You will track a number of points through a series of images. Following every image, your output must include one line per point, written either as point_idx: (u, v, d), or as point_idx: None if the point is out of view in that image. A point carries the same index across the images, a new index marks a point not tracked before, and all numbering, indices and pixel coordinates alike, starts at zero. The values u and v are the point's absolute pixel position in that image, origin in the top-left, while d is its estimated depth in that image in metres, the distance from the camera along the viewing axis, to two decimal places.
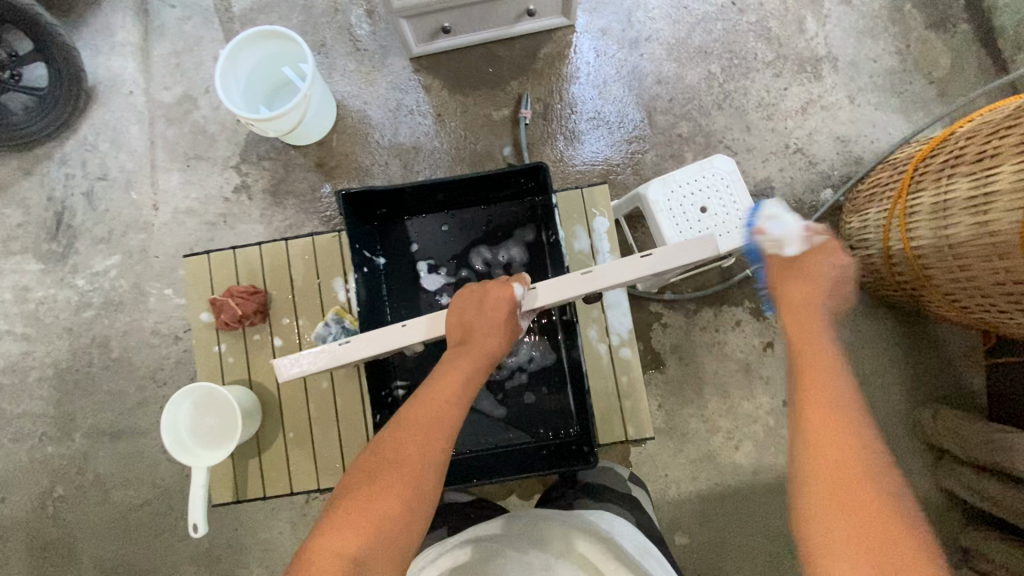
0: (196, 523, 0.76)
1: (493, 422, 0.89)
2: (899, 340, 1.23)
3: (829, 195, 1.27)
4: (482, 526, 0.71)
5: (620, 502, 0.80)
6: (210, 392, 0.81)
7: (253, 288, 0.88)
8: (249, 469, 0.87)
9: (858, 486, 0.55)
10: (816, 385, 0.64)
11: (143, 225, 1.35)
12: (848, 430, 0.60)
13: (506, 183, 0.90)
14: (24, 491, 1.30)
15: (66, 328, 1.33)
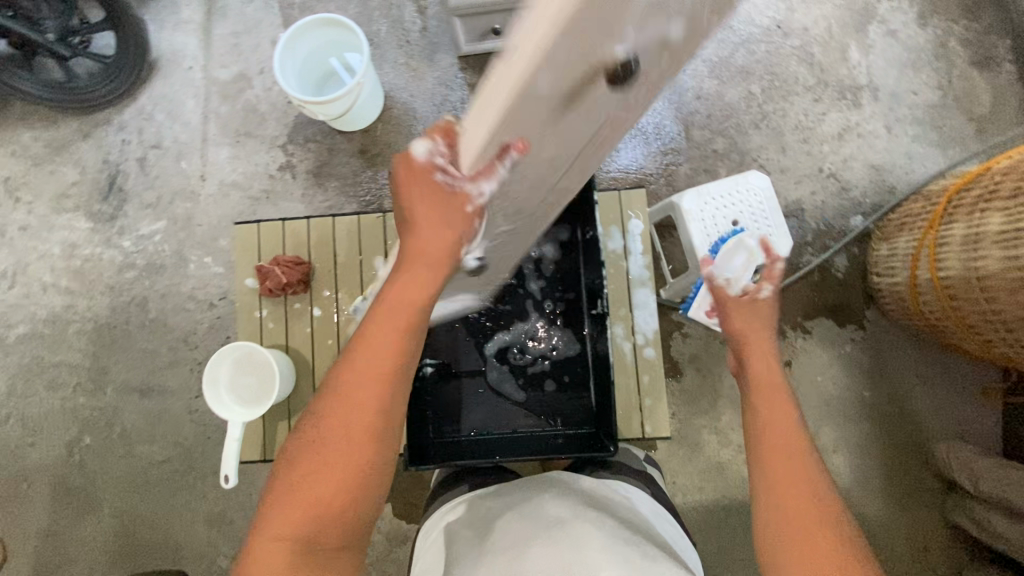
0: (228, 474, 0.80)
1: (514, 407, 0.91)
2: (918, 370, 1.23)
3: (859, 221, 1.28)
4: (484, 490, 0.77)
5: (631, 471, 0.80)
6: (252, 351, 0.86)
7: (298, 259, 0.92)
8: (279, 430, 0.90)
9: (804, 495, 0.61)
10: (772, 423, 0.66)
11: (190, 194, 1.41)
12: (800, 468, 0.63)
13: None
14: (53, 438, 1.36)
15: (109, 286, 1.39)
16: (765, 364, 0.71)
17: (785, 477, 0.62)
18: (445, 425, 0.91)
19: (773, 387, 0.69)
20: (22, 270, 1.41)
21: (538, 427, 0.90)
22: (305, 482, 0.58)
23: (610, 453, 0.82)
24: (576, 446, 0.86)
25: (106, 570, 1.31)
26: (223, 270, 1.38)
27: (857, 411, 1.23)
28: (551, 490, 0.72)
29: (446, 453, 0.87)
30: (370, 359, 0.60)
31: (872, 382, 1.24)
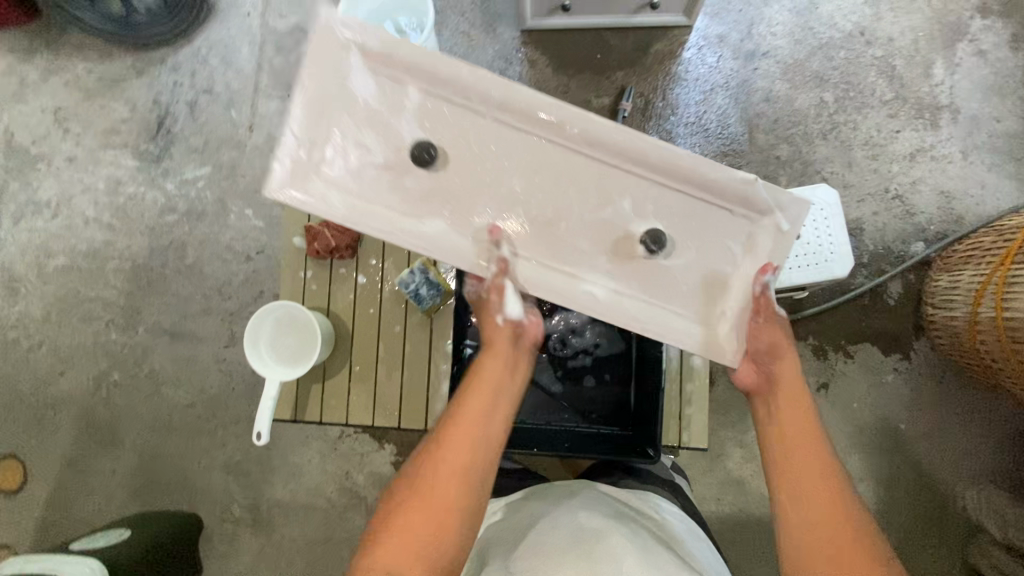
0: (261, 431, 0.79)
1: (549, 398, 0.89)
2: (959, 408, 1.19)
3: (920, 248, 1.23)
4: (520, 497, 0.78)
5: (659, 482, 0.81)
6: (295, 311, 0.85)
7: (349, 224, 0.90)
8: (312, 392, 0.90)
9: (836, 514, 0.62)
10: (796, 454, 0.66)
11: (237, 143, 1.40)
12: (827, 494, 0.63)
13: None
14: (83, 369, 1.38)
15: (149, 227, 1.40)
16: (791, 402, 0.69)
17: (811, 503, 0.63)
18: None
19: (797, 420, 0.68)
20: (66, 201, 1.42)
21: (573, 422, 0.88)
22: (404, 520, 0.61)
23: (654, 456, 0.80)
24: (612, 444, 0.83)
25: (123, 504, 1.34)
26: (263, 224, 1.37)
27: (891, 443, 1.20)
28: (580, 498, 0.71)
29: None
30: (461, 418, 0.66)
31: (909, 415, 1.20)
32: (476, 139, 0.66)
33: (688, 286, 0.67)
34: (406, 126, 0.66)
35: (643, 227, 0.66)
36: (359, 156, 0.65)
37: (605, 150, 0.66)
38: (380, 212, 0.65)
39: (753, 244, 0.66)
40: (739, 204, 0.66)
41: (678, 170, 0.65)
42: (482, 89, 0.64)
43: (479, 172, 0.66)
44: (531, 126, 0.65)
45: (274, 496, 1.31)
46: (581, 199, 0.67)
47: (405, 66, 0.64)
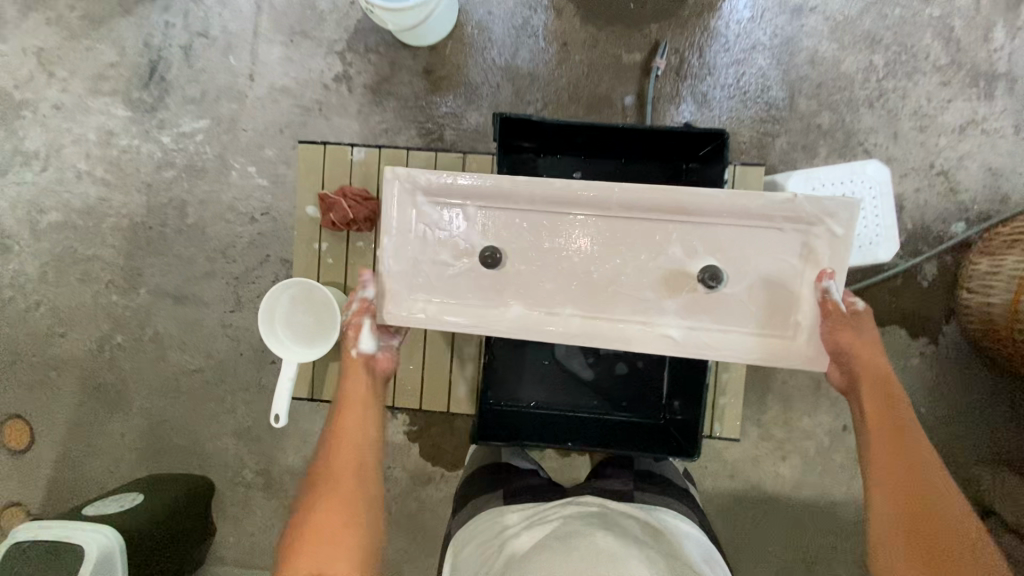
0: (279, 415, 0.76)
1: (579, 384, 0.87)
2: (982, 393, 1.17)
3: (960, 229, 1.17)
4: (503, 511, 0.73)
5: (677, 490, 0.78)
6: (308, 289, 0.81)
7: (368, 195, 0.87)
8: (327, 371, 0.91)
9: (920, 485, 0.71)
10: (882, 446, 0.73)
11: (237, 94, 1.30)
12: (914, 479, 0.71)
13: (678, 141, 0.85)
14: (85, 331, 1.34)
15: (146, 183, 1.31)
16: (873, 394, 0.75)
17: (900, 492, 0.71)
18: (503, 396, 0.86)
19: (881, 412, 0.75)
20: (56, 153, 1.33)
21: (599, 409, 0.87)
22: (320, 528, 0.70)
23: (692, 454, 0.78)
24: (648, 437, 0.83)
25: (133, 466, 1.33)
26: (267, 183, 1.29)
27: None
28: (575, 513, 0.67)
29: (503, 422, 0.84)
30: (344, 430, 0.77)
31: (931, 399, 1.18)
32: (536, 230, 0.75)
33: (754, 306, 0.74)
34: (469, 235, 0.76)
35: (701, 263, 0.74)
36: (441, 268, 0.76)
37: (649, 212, 0.74)
38: (469, 302, 0.76)
39: (810, 251, 0.73)
40: (789, 218, 0.72)
41: (720, 207, 0.73)
42: (528, 191, 0.74)
43: (549, 262, 0.75)
44: (581, 208, 0.75)
45: (285, 461, 1.31)
46: (641, 266, 0.75)
47: (458, 192, 0.75)
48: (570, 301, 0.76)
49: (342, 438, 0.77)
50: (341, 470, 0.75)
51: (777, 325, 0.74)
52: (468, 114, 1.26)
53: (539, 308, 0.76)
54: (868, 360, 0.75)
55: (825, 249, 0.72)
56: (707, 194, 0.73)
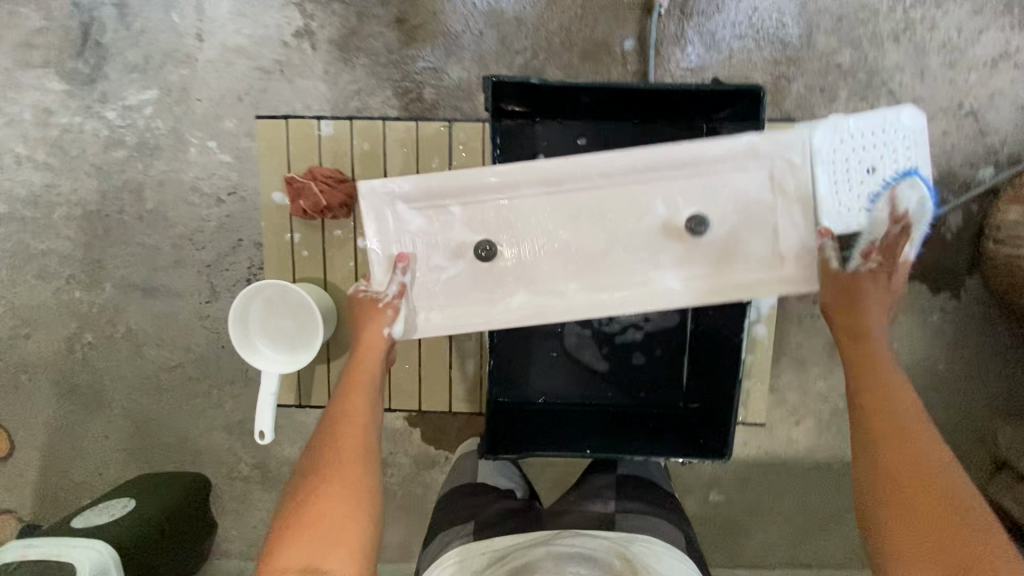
0: (264, 432, 0.70)
1: (592, 375, 0.88)
2: (1001, 346, 1.13)
3: (988, 174, 1.09)
4: (462, 554, 0.68)
5: (660, 505, 0.76)
6: (285, 290, 0.73)
7: (340, 176, 0.83)
8: (315, 375, 0.88)
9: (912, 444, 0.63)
10: (875, 401, 0.67)
11: (185, 59, 1.15)
12: (912, 440, 0.63)
13: (699, 101, 0.81)
14: (51, 331, 1.24)
15: (95, 166, 1.18)
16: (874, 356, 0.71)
17: (892, 448, 0.63)
18: (513, 394, 0.87)
19: (883, 372, 0.69)
20: None
21: (614, 399, 0.87)
22: (321, 515, 0.61)
23: (724, 455, 0.81)
24: (669, 428, 0.85)
25: (123, 467, 1.27)
26: (230, 159, 1.16)
27: (927, 382, 1.14)
28: (544, 551, 0.65)
29: (507, 430, 0.84)
30: (350, 411, 0.71)
31: (950, 355, 1.13)
32: (523, 222, 0.80)
33: (738, 245, 0.80)
34: (458, 233, 0.79)
35: (685, 214, 0.80)
36: (437, 272, 0.80)
37: (631, 176, 0.79)
38: (475, 293, 0.80)
39: (777, 184, 0.79)
40: (752, 157, 0.78)
41: (691, 159, 0.78)
42: (510, 181, 0.78)
43: (541, 247, 0.80)
44: (572, 186, 0.79)
45: (282, 454, 1.25)
46: (630, 227, 0.80)
47: (437, 194, 0.78)
48: (565, 275, 0.80)
49: (346, 420, 0.70)
50: (345, 452, 0.67)
51: (762, 261, 0.80)
52: (449, 68, 1.12)
53: (538, 285, 0.81)
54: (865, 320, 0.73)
55: (789, 179, 0.79)
56: (678, 149, 0.78)
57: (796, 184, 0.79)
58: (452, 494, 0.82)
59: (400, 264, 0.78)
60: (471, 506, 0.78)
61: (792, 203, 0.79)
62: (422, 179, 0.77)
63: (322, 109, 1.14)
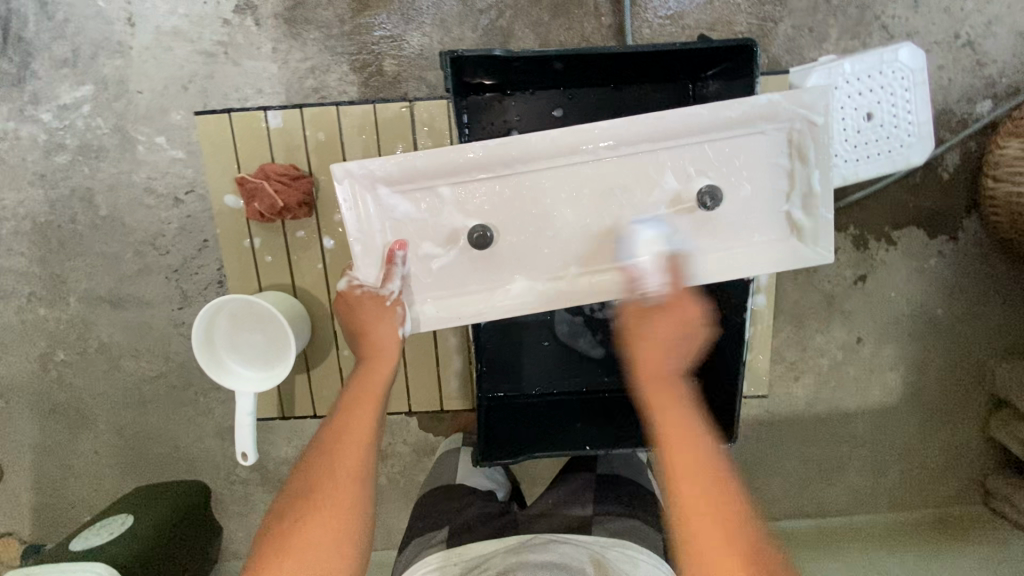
0: (246, 452, 0.73)
1: (590, 364, 0.86)
2: (1001, 286, 1.10)
3: (987, 108, 1.03)
4: (435, 563, 0.67)
5: (638, 505, 0.77)
6: (249, 304, 0.74)
7: (296, 172, 0.81)
8: (297, 383, 0.88)
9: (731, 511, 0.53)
10: (690, 493, 0.54)
11: (118, 47, 1.05)
12: (720, 535, 0.52)
13: (686, 61, 0.74)
14: (20, 353, 1.18)
15: (38, 174, 1.09)
16: (676, 425, 0.57)
17: (705, 552, 0.51)
18: (507, 386, 0.85)
19: (690, 447, 0.56)
20: None
21: (615, 383, 0.86)
22: (301, 546, 0.52)
23: (732, 437, 0.79)
24: None
25: (117, 482, 1.24)
26: (183, 154, 1.08)
27: (927, 329, 1.12)
28: (516, 559, 0.63)
29: (502, 429, 0.82)
30: (352, 422, 0.61)
31: (949, 300, 1.11)
32: (519, 199, 0.69)
33: (754, 221, 0.70)
34: (449, 217, 0.69)
35: (696, 186, 0.69)
36: (428, 262, 0.70)
37: (635, 144, 0.68)
38: (472, 282, 0.71)
39: (798, 149, 0.68)
40: (768, 118, 0.67)
41: (701, 123, 0.67)
42: (497, 155, 0.67)
43: (538, 231, 0.70)
44: (564, 161, 0.68)
45: (278, 455, 1.22)
46: (635, 202, 0.70)
47: (423, 174, 0.67)
48: (565, 266, 0.71)
49: (346, 435, 0.60)
50: (339, 472, 0.57)
51: (784, 234, 0.70)
52: (408, 36, 1.03)
53: (542, 275, 0.71)
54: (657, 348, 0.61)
55: (813, 142, 0.67)
56: (685, 112, 0.67)
57: (818, 148, 0.67)
58: (442, 498, 0.80)
59: (397, 253, 0.67)
60: (449, 513, 0.78)
61: (815, 170, 0.67)
62: (408, 156, 0.66)
63: (275, 92, 1.05)
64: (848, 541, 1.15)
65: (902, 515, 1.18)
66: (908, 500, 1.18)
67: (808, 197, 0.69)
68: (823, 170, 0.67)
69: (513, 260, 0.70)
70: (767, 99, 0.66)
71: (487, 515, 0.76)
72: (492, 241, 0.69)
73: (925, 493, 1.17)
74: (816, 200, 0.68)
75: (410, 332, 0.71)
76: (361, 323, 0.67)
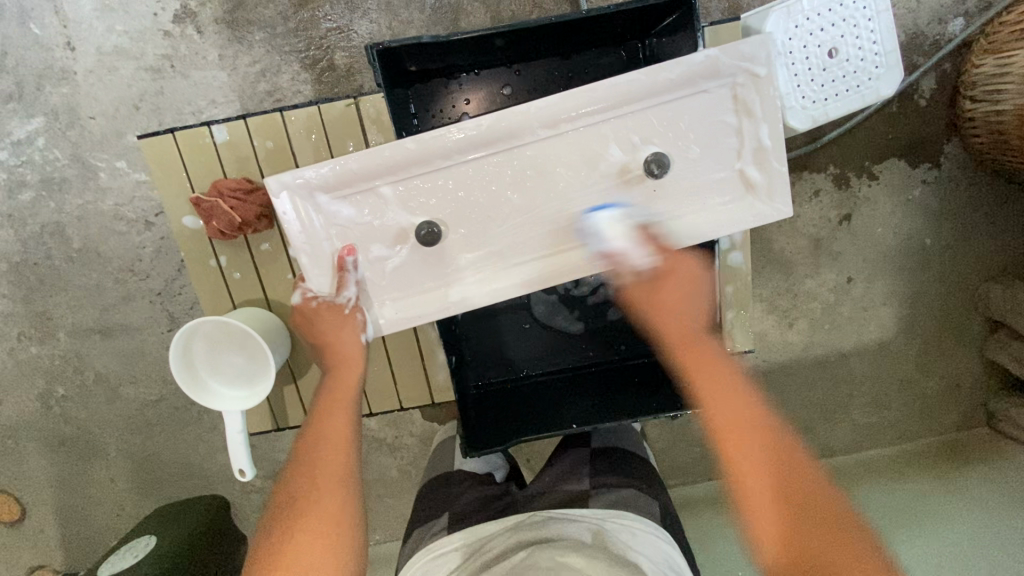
0: (242, 468, 0.74)
1: (571, 338, 0.89)
2: (987, 207, 1.09)
3: (959, 26, 1.00)
4: (438, 548, 0.69)
5: (633, 475, 0.78)
6: (221, 324, 0.75)
7: (251, 185, 0.81)
8: (287, 394, 0.89)
9: (764, 444, 0.56)
10: (728, 424, 0.58)
11: (62, 74, 1.02)
12: (776, 466, 0.55)
13: (627, 21, 0.72)
14: (20, 393, 1.19)
15: (4, 214, 1.08)
16: (711, 373, 0.62)
17: (761, 477, 0.55)
18: (495, 370, 0.89)
19: (737, 402, 0.59)
20: None
21: (598, 355, 0.89)
22: (294, 550, 0.53)
23: None
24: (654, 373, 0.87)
25: (138, 506, 1.26)
26: (147, 175, 1.06)
27: (915, 260, 1.11)
28: (514, 538, 0.65)
29: (484, 420, 0.84)
30: (328, 430, 0.62)
31: (937, 226, 1.10)
32: (464, 189, 0.68)
33: (702, 182, 0.68)
34: (394, 216, 0.68)
35: (643, 154, 0.67)
36: (380, 264, 0.69)
37: (575, 119, 0.66)
38: (428, 279, 0.70)
39: (744, 104, 0.65)
40: (710, 76, 0.64)
41: (640, 90, 0.65)
42: (436, 147, 0.65)
43: (488, 218, 0.69)
44: (508, 142, 0.66)
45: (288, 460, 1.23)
46: (584, 178, 0.68)
47: (361, 177, 0.66)
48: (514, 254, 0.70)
49: (325, 440, 0.61)
50: (322, 479, 0.57)
51: (737, 192, 0.68)
52: (355, 25, 1.00)
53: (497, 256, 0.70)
54: (682, 312, 0.67)
55: (757, 95, 0.65)
56: (623, 80, 0.64)
57: (763, 100, 0.65)
58: (441, 486, 0.82)
59: (347, 258, 0.67)
60: (448, 500, 0.79)
61: (763, 124, 0.66)
62: (344, 157, 0.65)
63: (229, 101, 1.03)
64: (856, 471, 1.14)
65: (910, 446, 1.18)
66: (913, 431, 1.19)
67: (759, 152, 0.67)
68: (771, 123, 0.66)
69: (460, 256, 0.69)
70: (703, 54, 0.64)
71: (485, 498, 0.78)
72: (441, 233, 0.68)
73: (928, 422, 1.18)
74: (768, 154, 0.66)
75: (373, 336, 0.71)
76: (324, 336, 0.69)
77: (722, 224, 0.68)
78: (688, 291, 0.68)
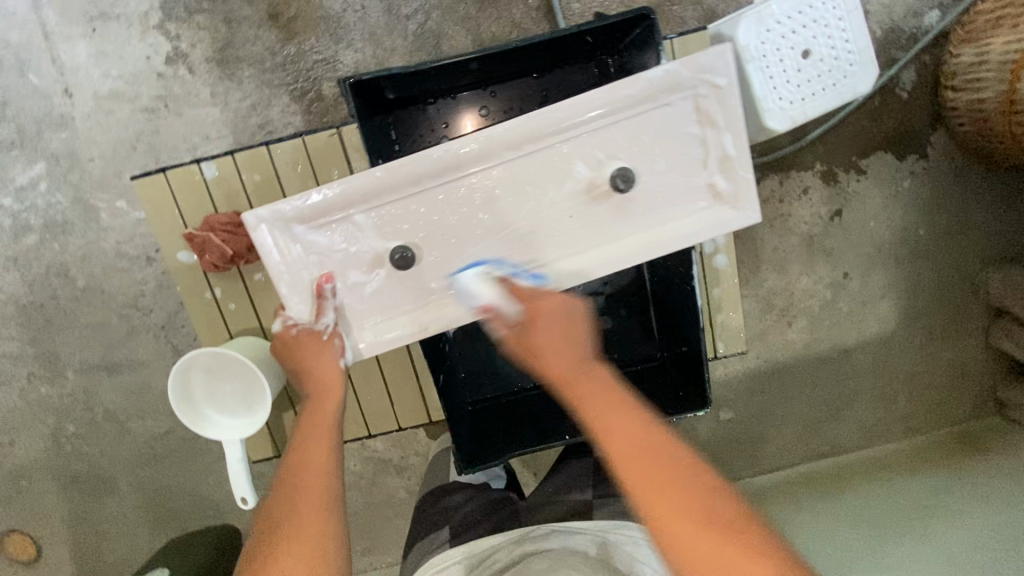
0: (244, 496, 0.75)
1: None
2: (977, 196, 1.08)
3: (935, 19, 1.01)
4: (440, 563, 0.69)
5: None
6: (216, 354, 0.76)
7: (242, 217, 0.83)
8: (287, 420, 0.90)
9: (676, 477, 0.48)
10: (632, 467, 0.49)
11: (61, 119, 1.05)
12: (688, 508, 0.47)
13: (593, 38, 0.74)
14: (32, 432, 1.21)
15: (10, 258, 1.11)
16: (602, 406, 0.54)
17: (677, 522, 0.46)
18: (490, 385, 0.89)
19: (635, 437, 0.51)
20: None
21: None
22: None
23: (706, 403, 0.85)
24: (649, 380, 0.88)
25: (151, 539, 1.27)
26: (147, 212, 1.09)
27: (910, 251, 1.11)
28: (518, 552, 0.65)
29: (483, 436, 0.87)
30: (311, 457, 0.62)
31: (931, 216, 1.09)
32: (438, 212, 0.69)
33: (667, 192, 0.69)
34: (369, 243, 0.69)
35: (610, 169, 0.69)
36: (358, 290, 0.70)
37: (539, 139, 0.67)
38: (402, 306, 0.71)
39: (706, 114, 0.66)
40: (669, 90, 0.66)
41: (602, 106, 0.66)
42: (406, 173, 0.67)
43: (461, 239, 0.70)
44: (477, 164, 0.68)
45: None
46: (553, 196, 0.69)
47: (336, 207, 0.67)
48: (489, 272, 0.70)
49: (306, 466, 0.61)
50: (303, 505, 0.57)
51: (704, 202, 0.69)
52: (341, 55, 1.03)
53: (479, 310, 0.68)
54: (549, 342, 0.59)
55: (720, 106, 0.66)
56: (585, 98, 0.66)
57: (724, 109, 0.66)
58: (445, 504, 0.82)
59: (325, 286, 0.68)
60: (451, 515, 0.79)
61: (726, 133, 0.66)
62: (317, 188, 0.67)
63: (222, 136, 1.05)
64: (867, 466, 1.13)
65: (921, 438, 1.17)
66: (923, 424, 1.18)
67: (725, 161, 0.68)
68: (733, 132, 0.66)
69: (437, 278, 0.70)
70: (660, 69, 0.65)
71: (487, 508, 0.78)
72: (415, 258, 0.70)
73: (937, 414, 1.17)
74: (733, 163, 0.67)
75: (353, 361, 0.72)
76: (301, 363, 0.70)
77: (689, 232, 0.69)
78: (557, 319, 0.60)
